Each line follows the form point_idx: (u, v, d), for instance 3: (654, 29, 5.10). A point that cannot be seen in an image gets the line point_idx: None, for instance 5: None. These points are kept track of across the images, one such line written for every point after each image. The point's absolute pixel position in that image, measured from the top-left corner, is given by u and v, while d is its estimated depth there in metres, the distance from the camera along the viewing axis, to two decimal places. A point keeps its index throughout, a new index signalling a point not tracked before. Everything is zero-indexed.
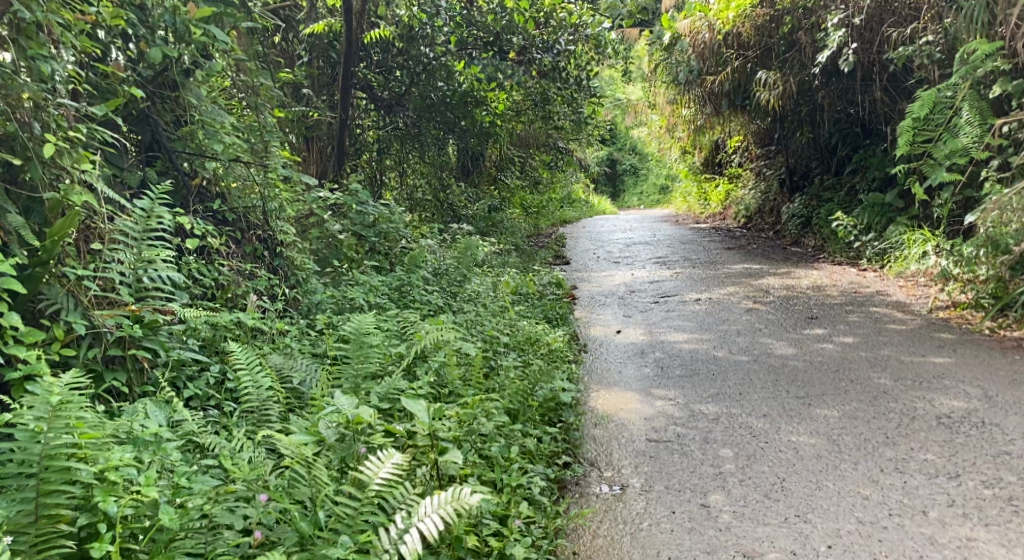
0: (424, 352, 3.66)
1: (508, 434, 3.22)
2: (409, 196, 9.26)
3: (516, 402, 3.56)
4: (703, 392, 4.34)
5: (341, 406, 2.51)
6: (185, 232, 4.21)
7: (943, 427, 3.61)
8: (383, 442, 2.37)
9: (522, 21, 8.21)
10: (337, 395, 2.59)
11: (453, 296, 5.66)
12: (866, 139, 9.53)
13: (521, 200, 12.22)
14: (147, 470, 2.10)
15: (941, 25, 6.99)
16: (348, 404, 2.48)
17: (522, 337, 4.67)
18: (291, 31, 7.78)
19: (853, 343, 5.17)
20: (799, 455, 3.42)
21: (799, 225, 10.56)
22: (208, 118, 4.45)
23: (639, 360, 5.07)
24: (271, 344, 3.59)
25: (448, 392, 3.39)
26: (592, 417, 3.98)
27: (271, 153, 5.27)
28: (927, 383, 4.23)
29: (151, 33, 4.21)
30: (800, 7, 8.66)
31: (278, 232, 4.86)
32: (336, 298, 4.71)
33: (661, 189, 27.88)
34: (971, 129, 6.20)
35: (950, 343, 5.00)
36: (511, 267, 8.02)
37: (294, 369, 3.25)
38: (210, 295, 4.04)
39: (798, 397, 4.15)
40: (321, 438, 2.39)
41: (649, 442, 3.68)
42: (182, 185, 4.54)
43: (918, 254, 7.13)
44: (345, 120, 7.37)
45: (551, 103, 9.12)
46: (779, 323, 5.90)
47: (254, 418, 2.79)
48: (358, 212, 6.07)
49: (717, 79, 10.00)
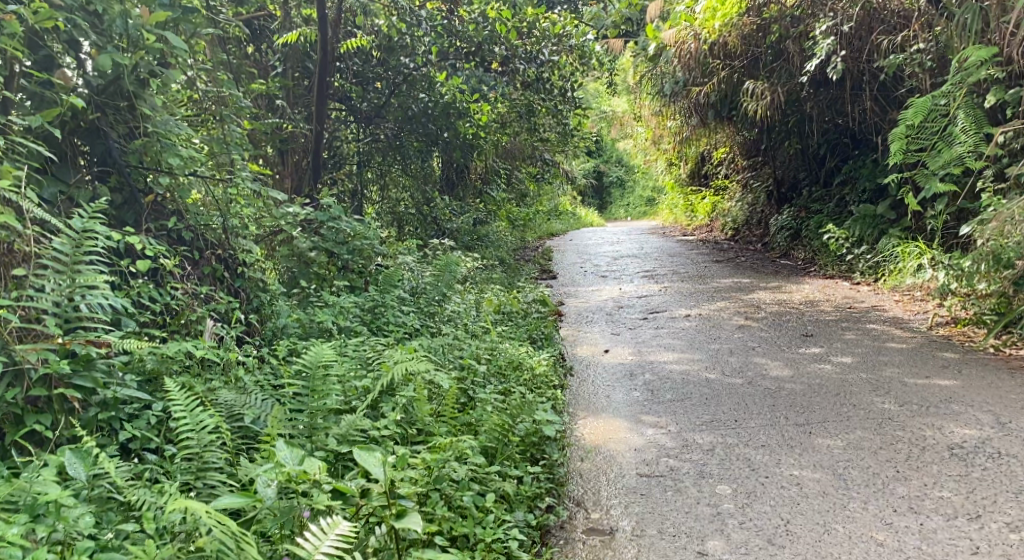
0: (392, 385, 3.34)
1: (484, 479, 2.90)
2: (391, 210, 8.98)
3: (494, 439, 3.23)
4: (696, 419, 4.05)
5: (284, 460, 2.20)
6: (135, 253, 3.89)
7: (956, 458, 3.34)
8: (329, 502, 2.07)
9: (505, 31, 7.89)
10: (282, 446, 2.28)
11: (430, 317, 5.35)
12: (855, 149, 9.29)
13: (508, 214, 11.93)
14: (38, 548, 1.83)
15: (932, 33, 6.83)
16: (292, 457, 2.19)
17: (504, 361, 4.35)
18: (264, 40, 7.53)
19: (852, 364, 4.89)
20: (802, 492, 3.14)
21: (788, 237, 10.36)
22: (162, 129, 4.19)
23: (628, 384, 4.77)
24: (224, 377, 3.26)
25: (418, 430, 3.08)
26: (578, 451, 3.67)
27: (238, 166, 4.97)
28: (934, 408, 3.95)
29: (102, 39, 3.92)
30: (787, 15, 8.36)
31: (240, 250, 4.61)
32: (303, 321, 4.43)
33: (648, 201, 27.81)
34: (967, 138, 5.96)
35: (954, 363, 4.73)
36: (496, 283, 7.73)
37: (247, 406, 2.97)
38: (161, 321, 3.74)
39: (798, 425, 3.87)
40: (260, 498, 2.10)
41: (640, 477, 3.38)
42: (133, 202, 4.20)
43: (914, 266, 6.90)
44: (320, 130, 7.06)
45: (536, 114, 8.94)
46: (773, 341, 5.62)
47: (193, 466, 2.48)
48: (330, 229, 5.61)
49: (703, 90, 9.81)
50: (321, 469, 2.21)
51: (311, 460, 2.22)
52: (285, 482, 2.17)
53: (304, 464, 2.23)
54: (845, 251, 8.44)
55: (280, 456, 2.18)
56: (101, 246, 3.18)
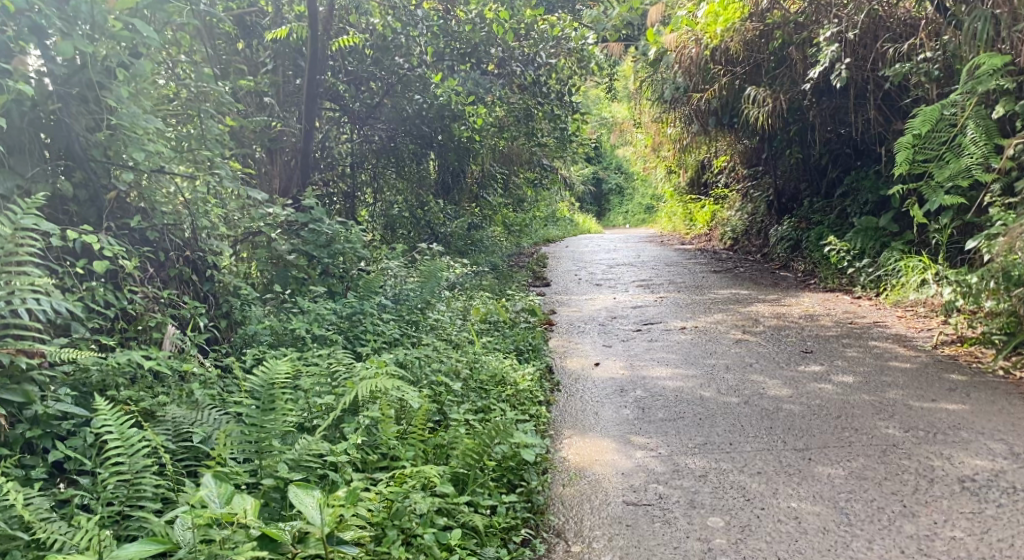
0: (356, 403, 3.09)
1: (452, 511, 2.63)
2: (384, 212, 8.67)
3: (466, 465, 2.97)
4: (689, 441, 3.80)
5: (207, 501, 2.05)
6: (93, 253, 3.63)
7: (968, 493, 3.09)
8: (254, 551, 1.89)
9: (501, 33, 7.71)
10: (208, 479, 2.13)
11: (411, 326, 5.09)
12: (858, 160, 9.05)
13: (504, 219, 11.64)
14: None
15: (940, 42, 6.61)
16: (218, 502, 2.06)
17: (486, 377, 4.12)
18: (255, 36, 7.26)
19: (855, 384, 4.64)
20: (801, 528, 2.89)
21: (788, 249, 10.15)
22: (128, 122, 3.92)
23: (618, 400, 4.52)
24: (177, 390, 3.02)
25: (382, 454, 2.83)
26: (561, 475, 3.42)
27: (215, 163, 4.62)
28: (941, 435, 3.71)
29: (68, 27, 3.64)
30: (791, 22, 8.14)
31: (211, 251, 4.43)
32: (276, 329, 4.22)
33: (647, 209, 27.65)
34: (976, 149, 5.78)
35: (963, 386, 4.48)
36: (486, 290, 7.47)
37: (197, 423, 2.73)
38: (117, 327, 3.52)
39: (796, 450, 3.62)
40: (175, 545, 1.91)
41: (627, 506, 3.13)
42: (95, 199, 3.97)
43: (917, 281, 6.68)
44: (309, 129, 6.80)
45: (534, 120, 8.86)
46: (772, 357, 5.38)
47: (124, 494, 2.24)
48: (311, 230, 5.39)
49: (704, 96, 9.56)
50: (254, 509, 2.07)
51: (239, 500, 2.07)
52: (206, 526, 2.00)
53: (231, 504, 2.08)
54: (845, 264, 8.18)
55: (205, 497, 2.05)
56: (39, 247, 2.96)
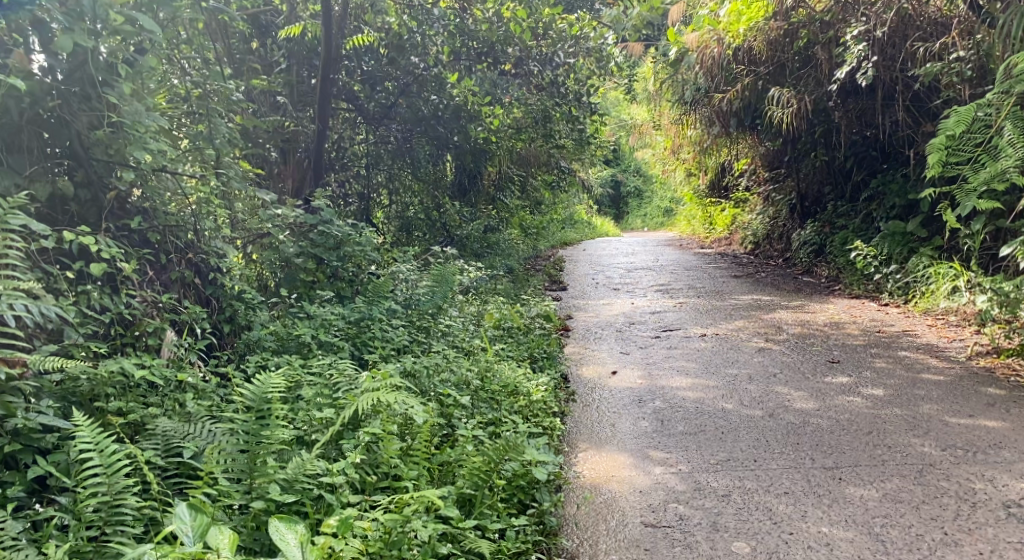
0: (357, 419, 2.93)
1: (457, 536, 2.47)
2: (399, 214, 8.55)
3: (473, 485, 2.81)
4: (711, 457, 3.59)
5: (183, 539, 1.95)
6: (91, 255, 3.51)
7: (1015, 520, 2.87)
8: None
9: (519, 31, 7.61)
10: (182, 511, 2.03)
11: (421, 331, 4.93)
12: (883, 163, 8.76)
13: (521, 221, 11.42)
14: None
15: (972, 41, 6.37)
16: (191, 539, 1.96)
17: (497, 387, 3.94)
18: (269, 36, 7.11)
19: (885, 398, 4.40)
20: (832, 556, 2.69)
21: (811, 254, 9.90)
22: (130, 120, 3.74)
23: (636, 412, 4.31)
24: (169, 402, 2.88)
25: (383, 474, 2.67)
26: (575, 494, 3.23)
27: (223, 163, 4.51)
28: (982, 455, 3.48)
29: (70, 20, 3.51)
30: (817, 21, 7.92)
31: (215, 254, 4.28)
32: (279, 333, 4.08)
33: (667, 212, 27.40)
34: (1013, 151, 5.46)
35: (1002, 402, 4.23)
36: (501, 295, 7.28)
37: (189, 437, 2.59)
38: (111, 333, 3.40)
39: (825, 469, 3.40)
40: None
41: (645, 527, 2.93)
42: (95, 200, 3.82)
43: (948, 288, 6.45)
44: (323, 129, 6.65)
45: (552, 121, 8.55)
46: (797, 367, 5.15)
47: (99, 519, 2.11)
48: (320, 233, 5.22)
49: (726, 98, 9.21)
50: (232, 544, 1.98)
51: (215, 534, 1.97)
52: None
53: (209, 540, 1.97)
54: (872, 270, 7.91)
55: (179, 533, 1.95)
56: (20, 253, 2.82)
